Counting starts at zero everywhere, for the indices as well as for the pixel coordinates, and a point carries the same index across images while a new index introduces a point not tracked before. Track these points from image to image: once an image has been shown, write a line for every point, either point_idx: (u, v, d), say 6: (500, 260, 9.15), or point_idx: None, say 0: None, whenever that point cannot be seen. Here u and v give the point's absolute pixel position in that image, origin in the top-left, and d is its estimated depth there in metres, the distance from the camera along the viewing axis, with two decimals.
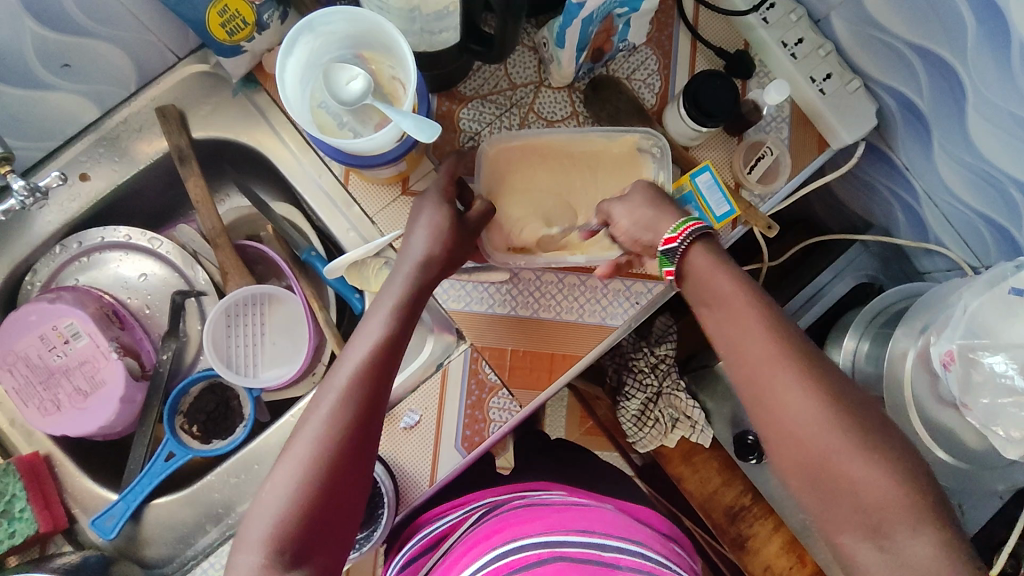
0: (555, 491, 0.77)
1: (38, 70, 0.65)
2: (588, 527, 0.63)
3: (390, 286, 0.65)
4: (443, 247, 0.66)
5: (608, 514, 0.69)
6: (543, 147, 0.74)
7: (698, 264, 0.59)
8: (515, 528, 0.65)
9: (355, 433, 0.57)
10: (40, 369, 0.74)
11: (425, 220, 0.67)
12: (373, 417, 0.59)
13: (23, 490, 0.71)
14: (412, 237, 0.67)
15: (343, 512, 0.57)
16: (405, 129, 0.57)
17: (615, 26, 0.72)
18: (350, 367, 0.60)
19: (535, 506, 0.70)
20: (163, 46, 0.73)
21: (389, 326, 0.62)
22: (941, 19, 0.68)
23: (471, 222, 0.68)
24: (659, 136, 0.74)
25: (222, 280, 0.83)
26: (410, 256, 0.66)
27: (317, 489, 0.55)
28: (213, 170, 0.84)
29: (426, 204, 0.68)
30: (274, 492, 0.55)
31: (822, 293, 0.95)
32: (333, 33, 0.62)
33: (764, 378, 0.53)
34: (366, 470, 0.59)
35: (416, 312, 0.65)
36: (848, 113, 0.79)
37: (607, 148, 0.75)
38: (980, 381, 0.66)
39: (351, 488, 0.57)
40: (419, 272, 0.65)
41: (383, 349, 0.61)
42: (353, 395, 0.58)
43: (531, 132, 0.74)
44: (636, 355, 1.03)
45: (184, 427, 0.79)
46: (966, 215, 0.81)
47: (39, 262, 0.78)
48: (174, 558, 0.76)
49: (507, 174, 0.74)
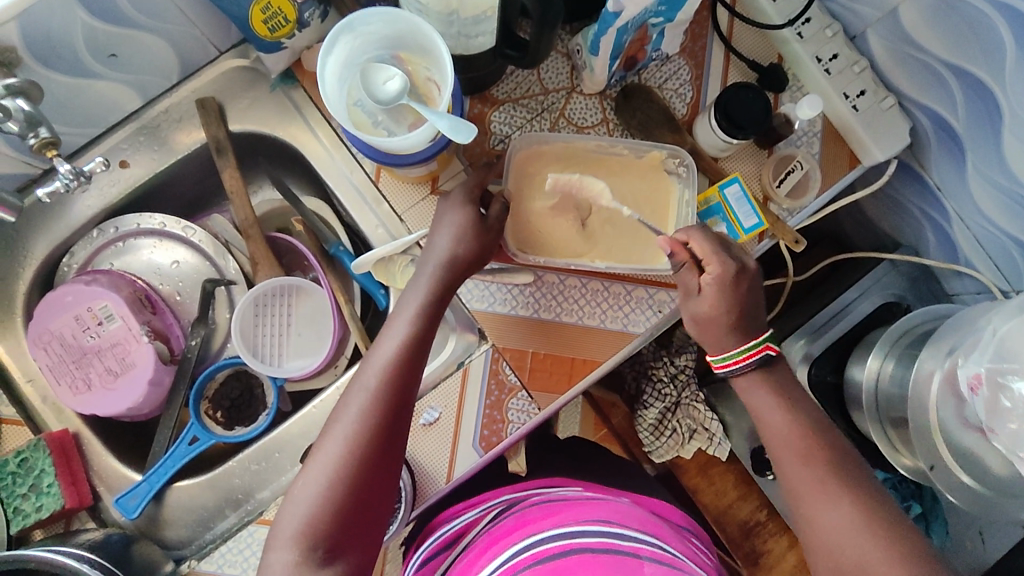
0: (574, 487, 0.78)
1: (87, 60, 0.67)
2: (605, 518, 0.63)
3: (415, 286, 0.66)
4: (468, 249, 0.67)
5: (623, 508, 0.68)
6: (571, 154, 0.75)
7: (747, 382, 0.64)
8: (530, 526, 0.65)
9: (384, 431, 0.59)
10: (73, 349, 0.76)
11: (450, 220, 0.68)
12: (401, 415, 0.60)
13: (51, 466, 0.73)
14: (435, 237, 0.68)
15: (374, 508, 0.58)
16: (440, 129, 0.58)
17: (649, 35, 0.73)
18: (377, 366, 0.61)
19: (553, 503, 0.70)
20: (206, 41, 0.75)
21: (414, 326, 0.64)
22: (980, 40, 0.68)
23: (491, 222, 0.68)
24: (684, 153, 0.74)
25: (251, 270, 0.84)
26: (435, 256, 0.67)
27: (348, 485, 0.56)
28: (248, 163, 0.86)
29: (449, 206, 0.69)
30: (305, 490, 0.56)
31: (847, 310, 0.93)
32: (371, 33, 0.63)
33: (799, 488, 0.58)
34: (396, 466, 0.60)
35: (441, 310, 0.66)
36: (880, 129, 0.79)
37: (631, 161, 0.75)
38: (1008, 406, 0.64)
39: (381, 484, 0.58)
40: (446, 271, 0.66)
41: (409, 349, 0.62)
42: (381, 394, 0.60)
43: (560, 137, 0.75)
44: (656, 363, 1.02)
45: (208, 413, 0.81)
46: (996, 237, 0.80)
47: (77, 244, 0.80)
48: (193, 541, 0.77)
49: (534, 178, 0.75)
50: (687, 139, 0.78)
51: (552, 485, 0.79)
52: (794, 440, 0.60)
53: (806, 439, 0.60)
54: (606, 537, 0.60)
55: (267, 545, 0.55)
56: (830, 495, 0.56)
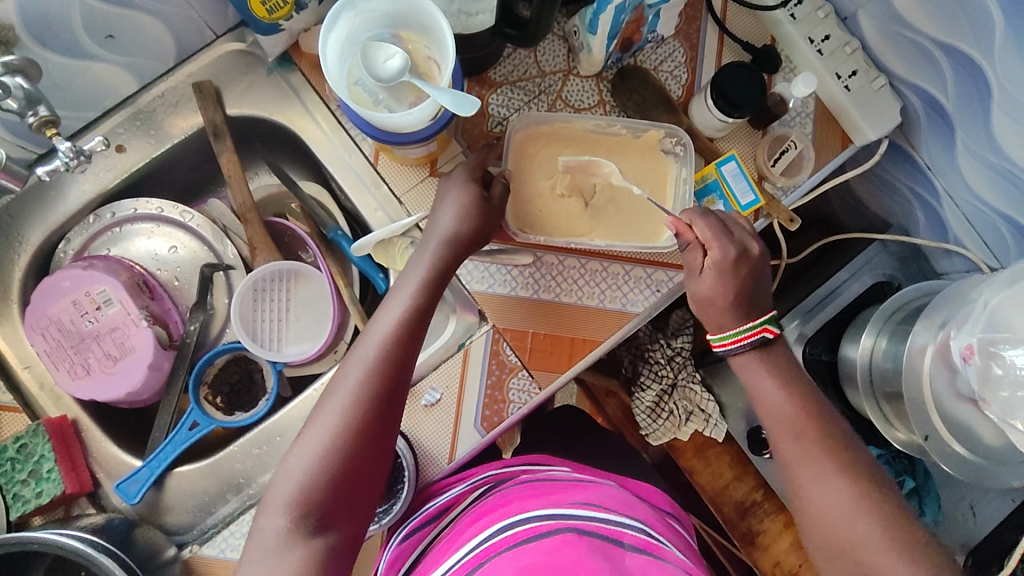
0: (563, 466, 0.78)
1: (84, 40, 0.67)
2: (592, 502, 0.64)
3: (415, 264, 0.66)
4: (470, 227, 0.67)
5: (611, 492, 0.69)
6: (570, 133, 0.76)
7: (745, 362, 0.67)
8: (515, 505, 0.65)
9: (380, 405, 0.59)
10: (71, 334, 0.75)
11: (452, 199, 0.68)
12: (398, 388, 0.61)
13: (50, 451, 0.72)
14: (438, 215, 0.68)
15: (367, 478, 0.58)
16: (443, 104, 0.58)
17: (645, 16, 0.73)
18: (376, 340, 0.62)
19: (541, 484, 0.70)
20: (203, 23, 0.75)
21: (414, 302, 0.64)
22: (969, 17, 0.70)
23: (496, 201, 0.69)
24: (681, 133, 0.75)
25: (250, 256, 0.84)
26: (437, 234, 0.67)
27: (341, 456, 0.57)
28: (245, 148, 0.86)
29: (453, 184, 0.69)
30: (301, 458, 0.57)
31: (837, 292, 0.95)
32: (372, 11, 0.64)
33: (802, 461, 0.62)
34: (390, 438, 0.61)
35: (441, 288, 0.66)
36: (872, 109, 0.80)
37: (628, 141, 0.76)
38: (1000, 374, 0.67)
39: (375, 455, 0.59)
40: (446, 250, 0.66)
41: (408, 325, 0.63)
42: (379, 367, 0.60)
43: (559, 117, 0.75)
44: (652, 346, 1.04)
45: (208, 399, 0.81)
46: (985, 213, 0.82)
47: (73, 230, 0.80)
48: (194, 526, 0.77)
49: (534, 160, 0.75)
50: (682, 119, 0.79)
51: (543, 463, 0.79)
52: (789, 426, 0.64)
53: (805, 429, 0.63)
54: (592, 520, 0.60)
55: (259, 510, 0.55)
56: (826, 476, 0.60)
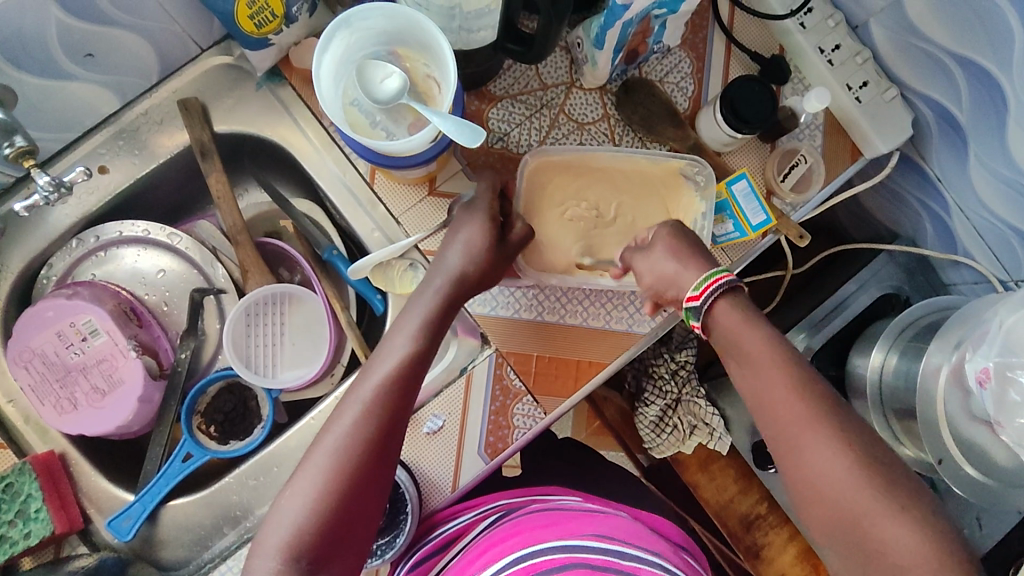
0: (573, 496, 0.77)
1: (61, 60, 0.63)
2: (605, 533, 0.62)
3: (419, 299, 0.64)
4: (478, 267, 0.64)
5: (626, 522, 0.67)
6: (590, 161, 0.73)
7: (725, 316, 0.60)
8: (527, 534, 0.64)
9: (378, 444, 0.56)
10: (56, 367, 0.72)
11: (463, 238, 0.66)
12: (397, 429, 0.58)
13: (38, 490, 0.69)
14: (446, 252, 0.66)
15: (360, 522, 0.56)
16: (445, 130, 0.55)
17: (651, 27, 0.70)
18: (376, 378, 0.59)
19: (553, 512, 0.68)
20: (187, 37, 0.71)
21: (418, 340, 0.62)
22: (987, 29, 0.67)
23: (511, 242, 0.66)
24: (704, 164, 0.72)
25: (241, 278, 0.81)
26: (444, 271, 0.64)
27: (336, 497, 0.54)
28: (234, 165, 0.82)
29: (467, 224, 0.66)
30: (292, 500, 0.54)
31: (845, 305, 0.93)
32: (369, 29, 0.60)
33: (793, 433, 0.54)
34: (386, 481, 0.58)
35: (444, 326, 0.64)
36: (884, 121, 0.78)
37: (648, 169, 0.73)
38: (1017, 400, 0.65)
39: (370, 498, 0.56)
40: (453, 287, 0.64)
41: (410, 363, 0.60)
42: (378, 406, 0.57)
43: (579, 148, 0.72)
44: (657, 361, 1.01)
45: (201, 428, 0.78)
46: (996, 227, 0.80)
47: (55, 256, 0.76)
48: (190, 561, 0.75)
49: (547, 190, 0.72)
50: (690, 133, 0.76)
51: (552, 494, 0.78)
52: (783, 388, 0.55)
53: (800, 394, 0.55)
54: (604, 553, 0.59)
55: (249, 551, 0.53)
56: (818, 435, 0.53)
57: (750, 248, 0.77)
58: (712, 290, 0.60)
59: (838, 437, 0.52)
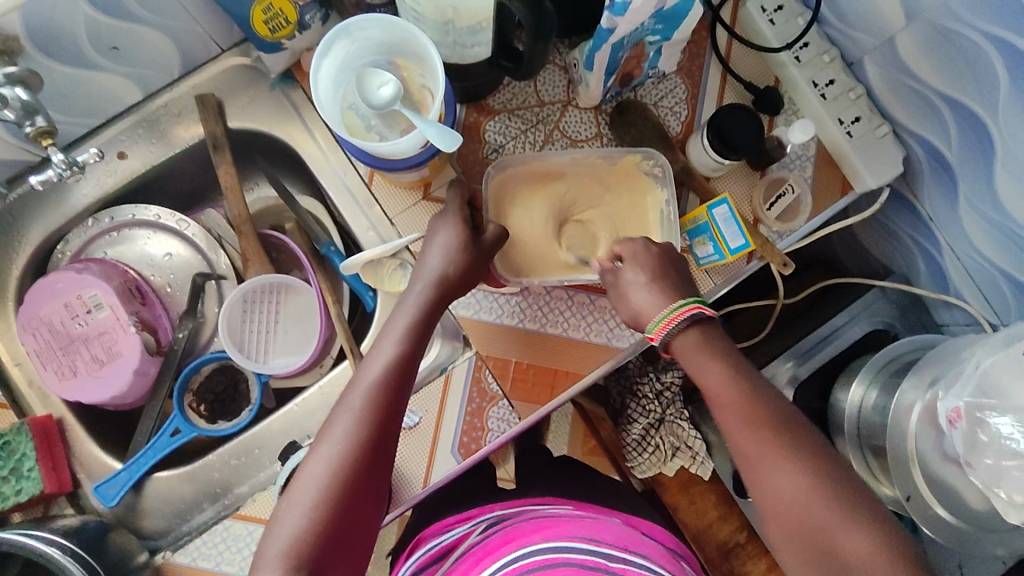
0: (563, 505, 0.78)
1: (88, 51, 0.68)
2: (592, 535, 0.62)
3: (404, 307, 0.66)
4: (458, 267, 0.67)
5: (608, 526, 0.67)
6: (550, 167, 0.75)
7: (683, 348, 0.62)
8: (518, 539, 0.65)
9: (371, 447, 0.57)
10: (61, 336, 0.77)
11: (441, 239, 0.69)
12: (388, 434, 0.59)
13: (32, 451, 0.74)
14: (427, 256, 0.68)
15: (359, 531, 0.55)
16: (427, 136, 0.59)
17: (645, 53, 0.73)
18: (364, 385, 0.60)
19: (543, 518, 0.69)
20: (208, 37, 0.76)
21: (402, 345, 0.63)
22: (973, 71, 0.68)
23: (485, 242, 0.69)
24: (658, 156, 0.74)
25: (242, 266, 0.85)
26: (425, 276, 0.67)
27: (334, 504, 0.54)
28: (246, 160, 0.87)
29: (443, 224, 0.70)
30: (290, 511, 0.54)
31: (835, 334, 0.93)
32: (368, 38, 0.64)
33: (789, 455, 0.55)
34: (382, 488, 0.58)
35: (427, 334, 0.66)
36: (873, 157, 0.79)
37: (607, 168, 0.75)
38: (985, 441, 0.65)
39: (367, 505, 0.56)
40: (435, 290, 0.66)
41: (397, 366, 0.62)
42: (370, 412, 0.58)
43: (535, 155, 0.74)
44: (642, 380, 1.01)
45: (192, 406, 0.82)
46: (987, 270, 0.80)
47: (71, 232, 0.81)
48: (170, 532, 0.78)
49: (515, 201, 0.75)
50: (679, 157, 0.78)
51: (543, 503, 0.78)
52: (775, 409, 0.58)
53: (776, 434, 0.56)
54: (593, 554, 0.59)
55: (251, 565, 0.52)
56: (786, 460, 0.54)
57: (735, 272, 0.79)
58: (677, 323, 0.63)
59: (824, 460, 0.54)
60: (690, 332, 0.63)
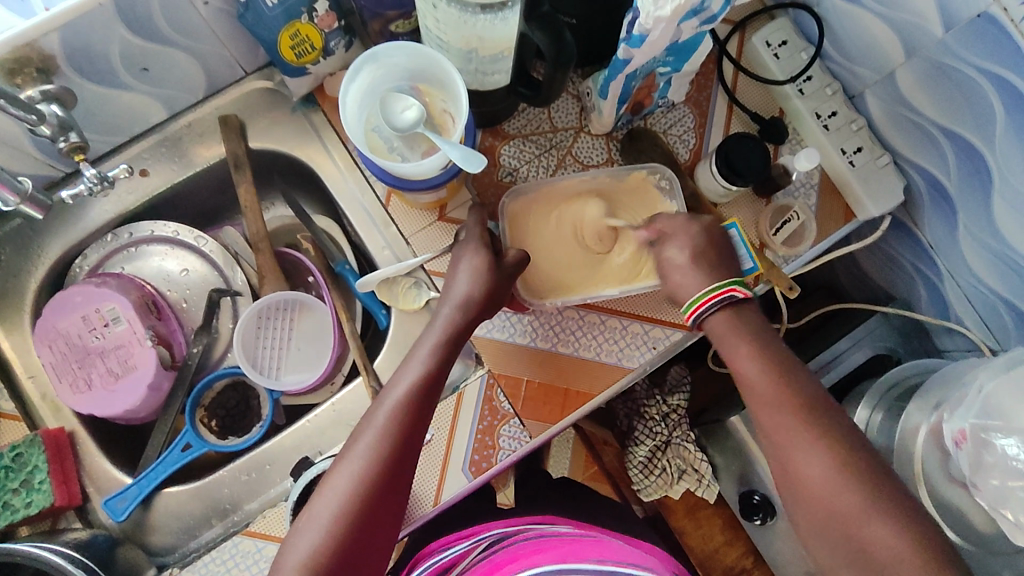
0: (562, 525, 0.77)
1: (120, 72, 0.70)
2: (598, 556, 0.62)
3: (430, 330, 0.68)
4: (483, 289, 0.68)
5: (616, 544, 0.66)
6: (561, 189, 0.78)
7: (717, 327, 0.66)
8: (519, 560, 0.64)
9: (391, 467, 0.58)
10: (78, 348, 0.78)
11: (466, 263, 0.70)
12: (410, 451, 0.60)
13: (45, 463, 0.74)
14: (454, 280, 0.70)
15: (374, 548, 0.56)
16: (452, 158, 0.61)
17: (657, 83, 0.76)
18: (389, 404, 0.61)
19: (545, 539, 0.68)
20: (234, 61, 0.79)
21: (427, 364, 0.65)
22: (972, 105, 0.71)
23: (507, 265, 0.70)
24: (664, 169, 0.77)
25: (258, 283, 0.86)
26: (451, 298, 0.68)
27: (351, 521, 0.55)
28: (264, 180, 0.89)
29: (465, 252, 0.71)
30: (310, 525, 0.55)
31: (837, 360, 0.94)
32: (394, 65, 0.67)
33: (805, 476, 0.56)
34: (399, 507, 0.59)
35: (453, 356, 0.67)
36: (875, 186, 0.82)
37: (615, 186, 0.78)
38: (991, 463, 0.66)
39: (385, 521, 0.57)
40: (460, 313, 0.67)
41: (422, 385, 0.63)
42: (392, 431, 0.59)
43: (555, 179, 0.78)
44: (648, 402, 1.01)
45: (204, 421, 0.83)
46: (988, 297, 0.82)
47: (89, 247, 0.83)
48: (177, 548, 0.78)
49: (533, 223, 0.77)
50: (688, 182, 0.81)
51: (541, 522, 0.78)
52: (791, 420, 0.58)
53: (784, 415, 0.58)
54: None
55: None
56: (813, 450, 0.56)
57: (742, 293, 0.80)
58: (712, 302, 0.66)
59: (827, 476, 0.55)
60: (724, 312, 0.66)
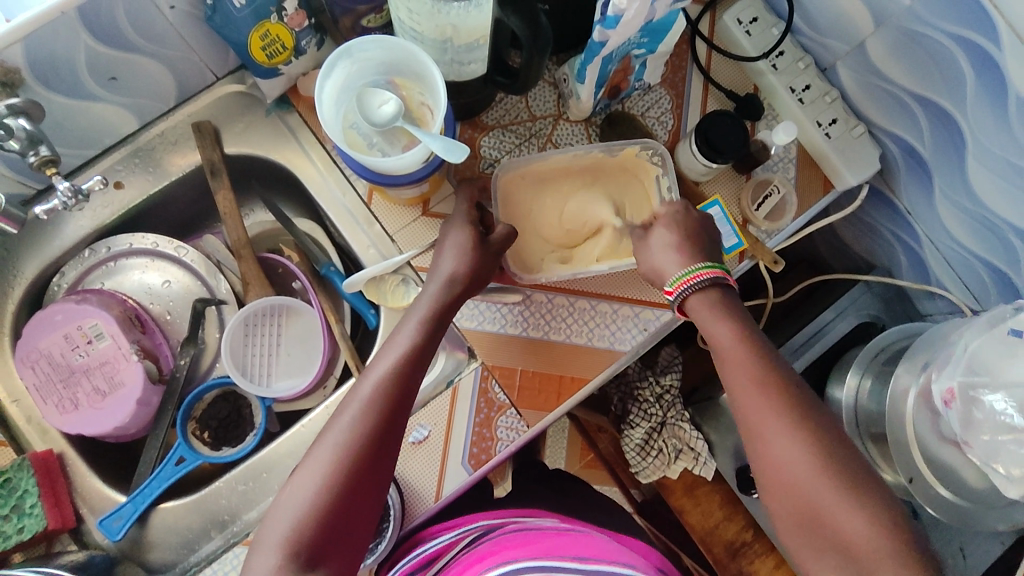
0: (548, 517, 0.77)
1: (88, 82, 0.69)
2: (583, 554, 0.62)
3: (417, 305, 0.67)
4: (468, 267, 0.68)
5: (600, 542, 0.66)
6: (550, 166, 0.78)
7: (698, 306, 0.65)
8: (506, 553, 0.64)
9: (377, 438, 0.57)
10: (62, 368, 0.77)
11: (452, 242, 0.70)
12: (396, 424, 0.59)
13: (34, 486, 0.73)
14: (441, 259, 0.70)
15: (360, 519, 0.56)
16: (434, 150, 0.60)
17: (632, 66, 0.76)
18: (376, 375, 0.61)
19: (530, 532, 0.68)
20: (204, 65, 0.77)
21: (414, 338, 0.64)
22: (942, 70, 0.72)
23: (494, 242, 0.70)
24: (656, 145, 0.77)
25: (243, 290, 0.85)
26: (437, 277, 0.68)
27: (336, 491, 0.54)
28: (242, 185, 0.87)
29: (452, 228, 0.72)
30: (295, 494, 0.55)
31: (823, 332, 0.95)
32: (369, 59, 0.66)
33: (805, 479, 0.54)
34: (385, 479, 0.58)
35: (440, 332, 0.66)
36: (852, 155, 0.83)
37: (606, 161, 0.78)
38: (980, 419, 0.67)
39: (370, 493, 0.56)
40: (446, 290, 0.67)
41: (408, 359, 0.62)
42: (378, 402, 0.59)
43: (542, 156, 0.77)
44: (641, 384, 1.03)
45: (195, 433, 0.81)
46: (966, 258, 0.84)
47: (67, 265, 0.81)
48: (177, 564, 0.76)
49: (521, 201, 0.77)
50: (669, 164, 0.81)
51: (530, 515, 0.78)
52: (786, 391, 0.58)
53: (781, 387, 0.58)
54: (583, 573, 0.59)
55: (253, 548, 0.53)
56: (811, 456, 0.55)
57: (728, 271, 0.81)
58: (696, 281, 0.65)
59: (818, 440, 0.55)
60: (710, 290, 0.65)
